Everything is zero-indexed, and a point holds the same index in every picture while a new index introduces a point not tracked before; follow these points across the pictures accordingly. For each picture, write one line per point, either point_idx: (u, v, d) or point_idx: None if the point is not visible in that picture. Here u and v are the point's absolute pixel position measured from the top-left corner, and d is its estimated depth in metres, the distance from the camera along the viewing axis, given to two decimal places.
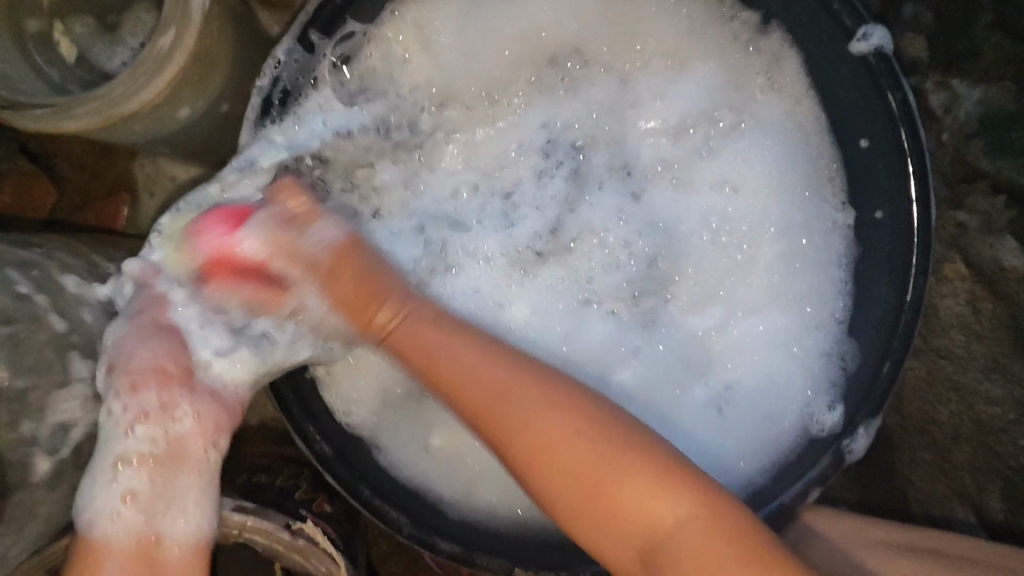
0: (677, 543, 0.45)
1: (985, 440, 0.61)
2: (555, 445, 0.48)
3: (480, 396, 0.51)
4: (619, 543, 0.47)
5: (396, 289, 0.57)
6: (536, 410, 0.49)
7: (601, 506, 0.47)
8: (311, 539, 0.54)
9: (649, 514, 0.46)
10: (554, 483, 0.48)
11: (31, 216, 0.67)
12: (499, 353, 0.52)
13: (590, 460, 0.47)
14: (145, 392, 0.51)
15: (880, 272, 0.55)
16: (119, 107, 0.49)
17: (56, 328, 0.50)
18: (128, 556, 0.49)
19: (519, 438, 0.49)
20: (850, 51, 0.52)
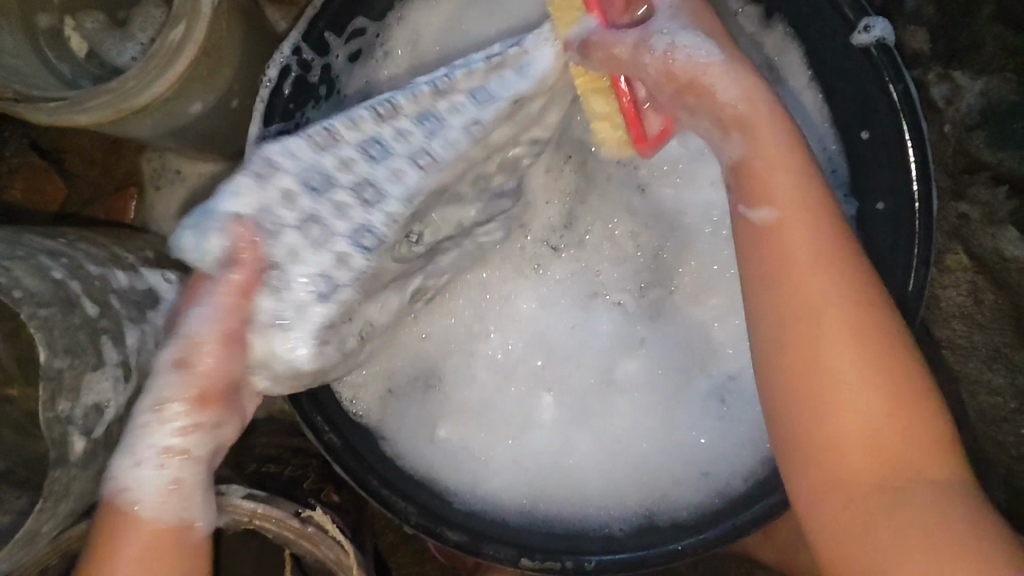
0: (925, 489, 0.41)
1: (984, 429, 0.63)
2: (834, 343, 0.43)
3: (794, 258, 0.45)
4: (854, 461, 0.42)
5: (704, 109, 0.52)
6: (843, 285, 0.44)
7: (835, 420, 0.43)
8: (321, 526, 0.55)
9: (896, 451, 0.42)
10: (807, 378, 0.44)
11: (44, 211, 0.68)
12: (817, 235, 0.45)
13: (866, 366, 0.43)
14: (207, 407, 0.50)
15: (881, 264, 0.55)
16: (133, 100, 0.50)
17: (87, 312, 0.50)
18: (156, 535, 0.48)
19: (824, 303, 0.44)
20: (853, 42, 0.52)
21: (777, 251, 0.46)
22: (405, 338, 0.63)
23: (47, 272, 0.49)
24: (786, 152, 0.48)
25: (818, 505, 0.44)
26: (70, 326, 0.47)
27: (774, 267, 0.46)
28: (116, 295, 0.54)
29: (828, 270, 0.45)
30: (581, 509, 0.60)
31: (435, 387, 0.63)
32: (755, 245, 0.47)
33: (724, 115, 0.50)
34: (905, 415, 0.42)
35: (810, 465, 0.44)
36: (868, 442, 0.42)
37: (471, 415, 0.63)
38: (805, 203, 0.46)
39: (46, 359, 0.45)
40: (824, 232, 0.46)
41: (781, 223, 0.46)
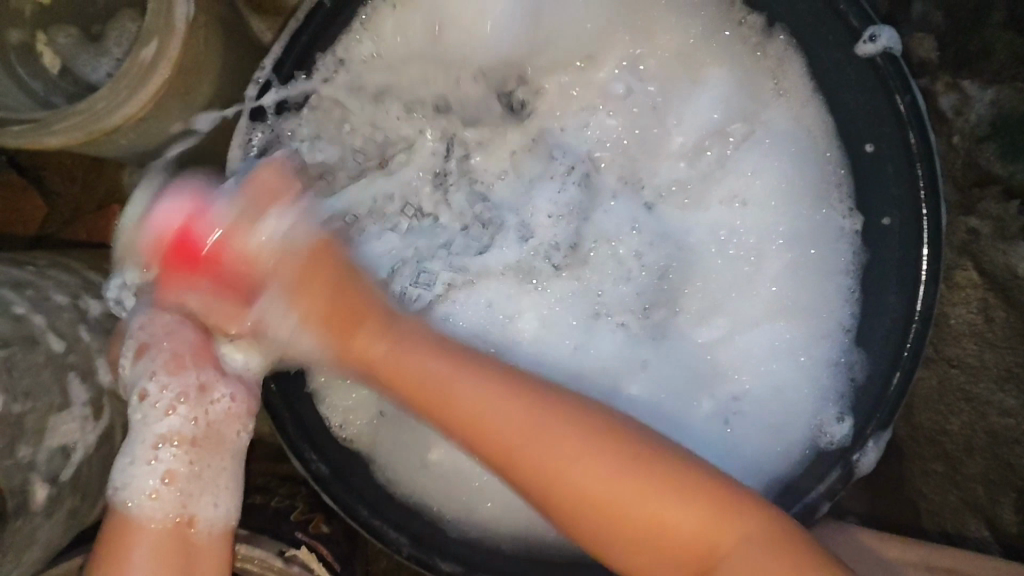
0: (735, 564, 0.44)
1: (996, 451, 0.60)
2: (531, 452, 0.47)
3: (467, 412, 0.49)
4: (653, 556, 0.46)
5: (231, 327, 0.52)
6: (568, 440, 0.47)
7: (605, 511, 0.45)
8: (305, 566, 0.53)
9: (664, 516, 0.45)
10: (567, 510, 0.46)
11: (24, 233, 0.66)
12: (462, 362, 0.51)
13: (602, 473, 0.46)
14: (185, 372, 0.51)
15: (891, 282, 0.53)
16: (104, 121, 0.48)
17: (53, 347, 0.49)
18: (161, 536, 0.50)
19: (518, 424, 0.48)
20: (856, 52, 0.50)
21: (449, 416, 0.49)
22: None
23: (10, 306, 0.47)
24: (480, 398, 0.49)
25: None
26: (33, 365, 0.46)
27: (494, 452, 0.48)
28: (87, 325, 0.53)
29: (523, 417, 0.48)
30: None
31: None
32: (386, 386, 0.52)
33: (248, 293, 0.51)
34: (686, 492, 0.45)
35: (626, 564, 0.46)
36: (682, 536, 0.45)
37: None
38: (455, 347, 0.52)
39: (5, 404, 0.44)
40: (490, 382, 0.49)
41: (469, 414, 0.48)
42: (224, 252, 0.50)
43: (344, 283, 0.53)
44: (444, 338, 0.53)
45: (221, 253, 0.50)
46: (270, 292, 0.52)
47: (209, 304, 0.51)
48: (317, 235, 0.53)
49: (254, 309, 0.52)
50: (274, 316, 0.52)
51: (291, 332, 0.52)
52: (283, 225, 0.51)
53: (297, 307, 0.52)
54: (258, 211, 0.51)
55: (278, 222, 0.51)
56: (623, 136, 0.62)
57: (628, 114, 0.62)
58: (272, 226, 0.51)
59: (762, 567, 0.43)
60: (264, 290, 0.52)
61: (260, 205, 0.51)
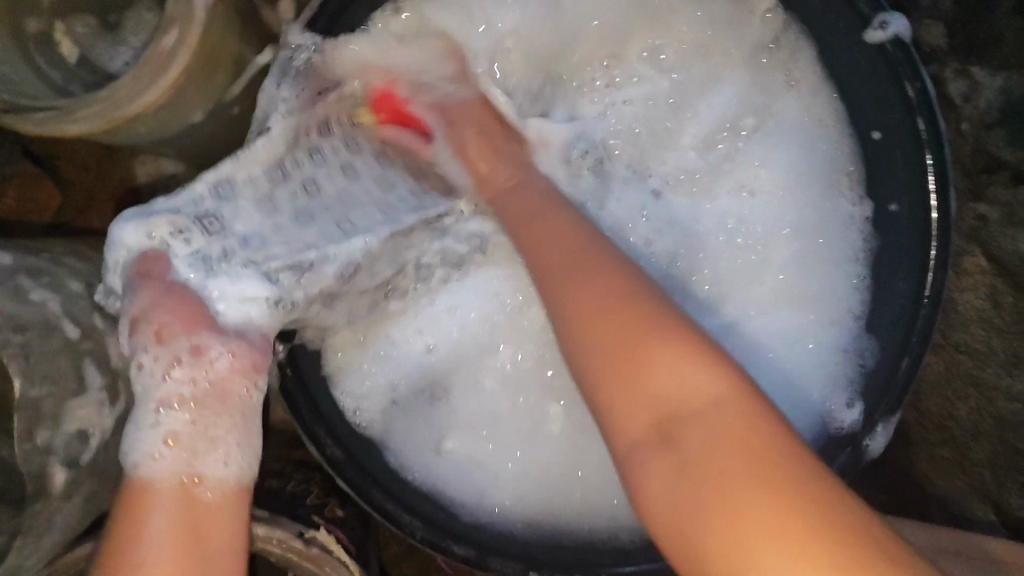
0: (708, 419, 0.40)
1: (1003, 436, 0.60)
2: (581, 291, 0.47)
3: (535, 223, 0.54)
4: (636, 418, 0.42)
5: (482, 180, 0.59)
6: (616, 296, 0.46)
7: (632, 359, 0.43)
8: (325, 547, 0.54)
9: (675, 389, 0.42)
10: (583, 359, 0.45)
11: (38, 221, 0.67)
12: (545, 201, 0.55)
13: (624, 319, 0.45)
14: (175, 339, 0.51)
15: (898, 267, 0.54)
16: (124, 109, 0.48)
17: (69, 335, 0.51)
18: (172, 497, 0.47)
19: (580, 305, 0.47)
20: (867, 39, 0.50)
21: (535, 241, 0.52)
22: (408, 349, 0.62)
23: (26, 294, 0.50)
24: (563, 231, 0.52)
25: (649, 472, 0.41)
26: (48, 351, 0.49)
27: (576, 251, 0.50)
28: (102, 314, 0.54)
29: (575, 253, 0.50)
30: (591, 523, 0.59)
31: (440, 399, 0.63)
32: (528, 234, 0.53)
33: (481, 139, 0.60)
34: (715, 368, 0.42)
35: (619, 416, 0.43)
36: (670, 394, 0.42)
37: (477, 427, 0.62)
38: (490, 138, 0.60)
39: (21, 390, 0.47)
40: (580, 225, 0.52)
41: (537, 225, 0.53)
42: (410, 112, 0.62)
43: (490, 132, 0.60)
44: (550, 194, 0.56)
45: (409, 114, 0.62)
46: (430, 129, 0.62)
47: (409, 144, 0.62)
48: (456, 103, 0.61)
49: (428, 150, 0.62)
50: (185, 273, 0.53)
51: (466, 185, 0.61)
52: (461, 96, 0.61)
53: (457, 141, 0.61)
54: (433, 92, 0.62)
55: (452, 151, 0.61)
56: (636, 126, 0.62)
57: (647, 108, 0.62)
58: (439, 148, 0.62)
59: (778, 474, 0.37)
60: (136, 293, 0.52)
61: (430, 84, 0.61)
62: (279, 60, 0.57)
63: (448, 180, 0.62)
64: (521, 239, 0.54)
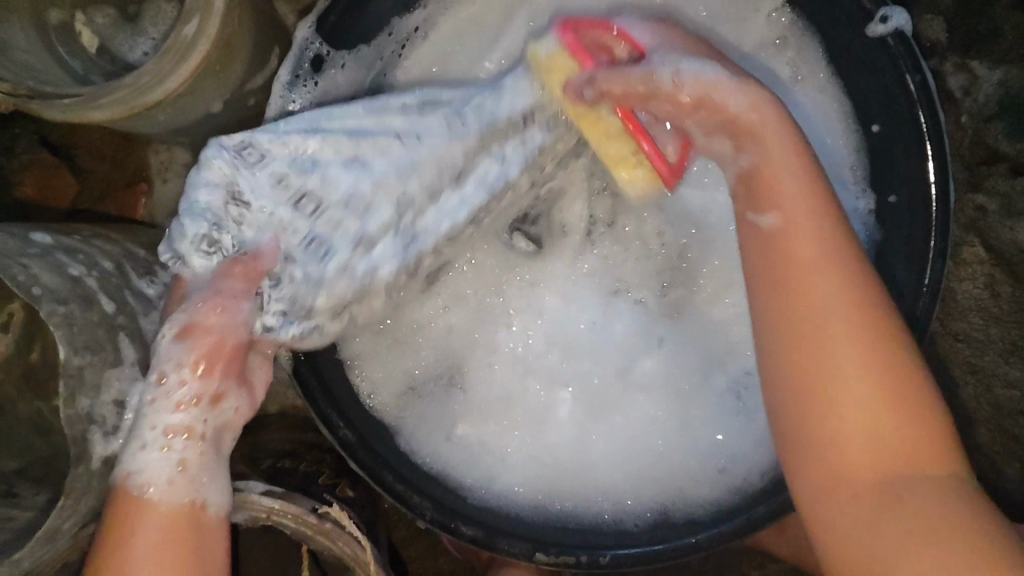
0: (935, 509, 0.43)
1: (1001, 422, 0.62)
2: (824, 292, 0.47)
3: (803, 272, 0.48)
4: (851, 468, 0.44)
5: (647, 61, 0.54)
6: (866, 328, 0.46)
7: (823, 384, 0.46)
8: (337, 522, 0.55)
9: (932, 463, 0.44)
10: (804, 363, 0.46)
11: (56, 207, 0.68)
12: (818, 228, 0.48)
13: (871, 372, 0.45)
14: (209, 377, 0.49)
15: (898, 256, 0.55)
16: (146, 97, 0.49)
17: (105, 309, 0.51)
18: (170, 519, 0.48)
19: (818, 286, 0.47)
20: (868, 34, 0.52)
21: (775, 198, 0.50)
22: (431, 336, 0.63)
23: (66, 268, 0.50)
24: (806, 196, 0.49)
25: (835, 490, 0.45)
26: (90, 323, 0.49)
27: (783, 263, 0.49)
28: (131, 291, 0.55)
29: (842, 298, 0.47)
30: (595, 503, 0.60)
31: (458, 386, 0.64)
32: (756, 194, 0.51)
33: (696, 96, 0.52)
34: (936, 459, 0.44)
35: (809, 449, 0.46)
36: (861, 445, 0.44)
37: (490, 410, 0.64)
38: (743, 128, 0.51)
39: (68, 355, 0.46)
40: (848, 267, 0.48)
41: (793, 253, 0.48)
42: (638, 78, 0.52)
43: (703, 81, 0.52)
44: (736, 112, 0.52)
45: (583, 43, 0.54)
46: (664, 51, 0.54)
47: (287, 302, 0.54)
48: (650, 26, 0.57)
49: (648, 66, 0.53)
50: (688, 67, 0.53)
51: (710, 70, 0.52)
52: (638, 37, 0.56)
53: (663, 48, 0.55)
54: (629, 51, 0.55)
55: (658, 48, 0.55)
56: None
57: None
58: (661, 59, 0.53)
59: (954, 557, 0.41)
60: (661, 48, 0.54)
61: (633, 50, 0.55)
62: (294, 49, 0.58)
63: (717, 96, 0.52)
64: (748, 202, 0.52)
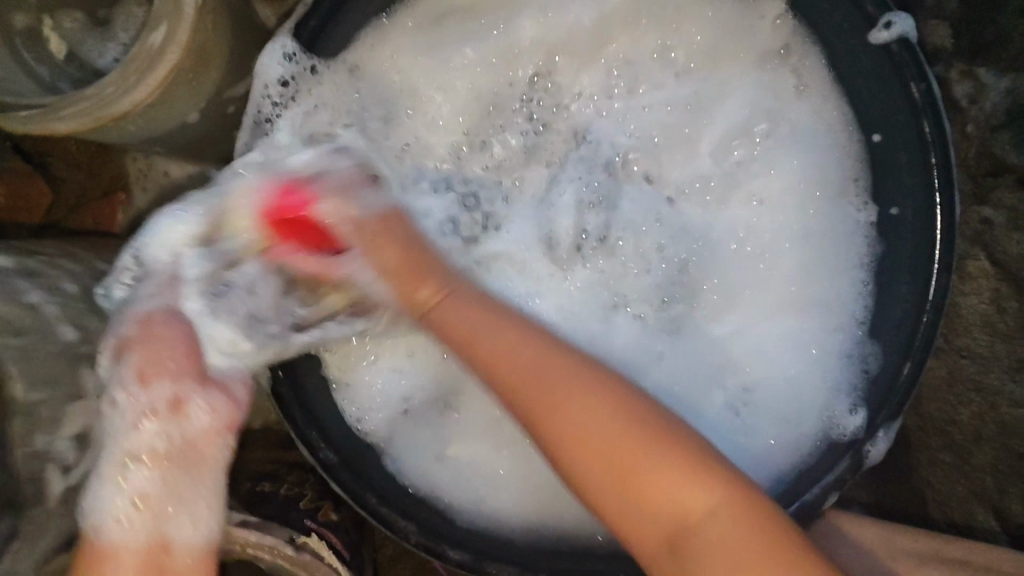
0: (710, 527, 0.43)
1: (1007, 441, 0.61)
2: (541, 380, 0.48)
3: (570, 446, 0.46)
4: (648, 533, 0.44)
5: (409, 299, 0.54)
6: (580, 381, 0.48)
7: (619, 463, 0.45)
8: (316, 553, 0.53)
9: (680, 505, 0.44)
10: (565, 459, 0.47)
11: (29, 220, 0.65)
12: (484, 310, 0.53)
13: (611, 419, 0.46)
14: (155, 385, 0.49)
15: (902, 272, 0.53)
16: (112, 107, 0.47)
17: (68, 338, 0.52)
18: (133, 565, 0.46)
19: (520, 365, 0.49)
20: (871, 40, 0.50)
21: (450, 328, 0.53)
22: (424, 358, 0.61)
23: (25, 296, 0.50)
24: (470, 295, 0.54)
25: (645, 553, 0.45)
26: (46, 357, 0.50)
27: (508, 383, 0.49)
28: (96, 317, 0.54)
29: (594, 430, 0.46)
30: (590, 527, 0.58)
31: (453, 408, 0.62)
32: (442, 327, 0.53)
33: (363, 231, 0.55)
34: (711, 480, 0.44)
35: (625, 527, 0.45)
36: (666, 499, 0.44)
37: (481, 433, 0.61)
38: (417, 259, 0.54)
39: (21, 392, 0.48)
40: (579, 397, 0.47)
41: (518, 378, 0.49)
42: (318, 220, 0.54)
43: (412, 247, 0.55)
44: (490, 300, 0.54)
45: (308, 219, 0.55)
46: (351, 254, 0.55)
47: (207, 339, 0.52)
48: (369, 219, 0.55)
49: (344, 265, 0.55)
50: (365, 280, 0.55)
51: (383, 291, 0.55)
52: (372, 206, 0.55)
53: (378, 263, 0.55)
54: (359, 192, 0.55)
55: (371, 267, 0.55)
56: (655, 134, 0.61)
57: (662, 112, 0.61)
58: (374, 203, 0.56)
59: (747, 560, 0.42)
60: (367, 206, 0.55)
61: (370, 183, 0.56)
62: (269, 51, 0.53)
63: (366, 300, 0.56)
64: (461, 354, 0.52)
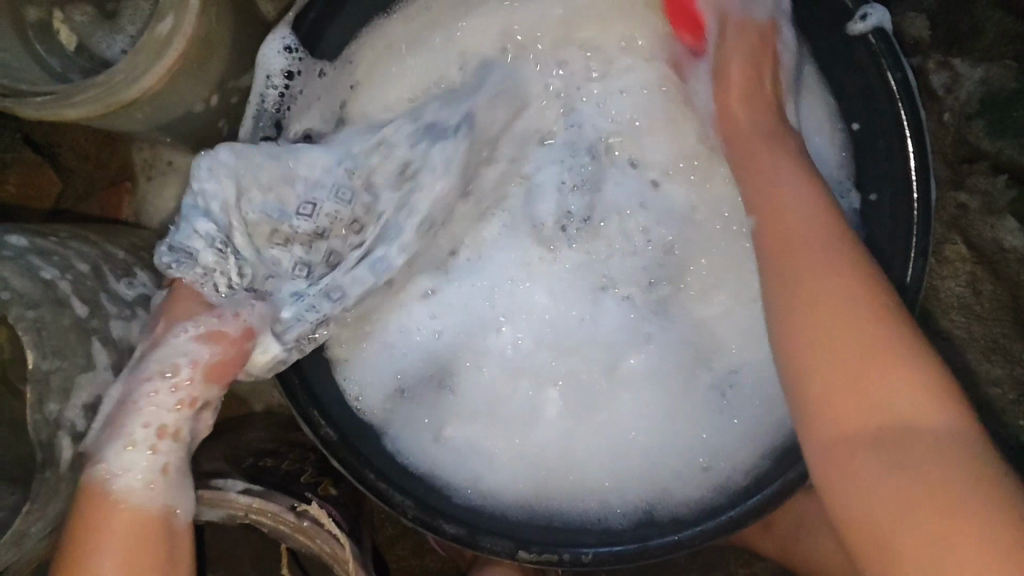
0: (931, 446, 0.40)
1: (984, 419, 0.64)
2: (806, 238, 0.47)
3: (828, 305, 0.44)
4: (858, 423, 0.42)
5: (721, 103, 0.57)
6: (840, 259, 0.46)
7: (859, 358, 0.42)
8: (316, 520, 0.55)
9: (905, 410, 0.41)
10: (799, 323, 0.45)
11: (39, 208, 0.68)
12: (794, 158, 0.51)
13: (865, 307, 0.44)
14: (205, 385, 0.50)
15: (881, 253, 0.55)
16: (122, 94, 0.49)
17: (78, 313, 0.51)
18: (144, 526, 0.48)
19: (790, 227, 0.48)
20: (849, 31, 0.52)
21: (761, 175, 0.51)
22: (418, 341, 0.62)
23: (38, 271, 0.50)
24: (790, 169, 0.51)
25: (840, 449, 0.42)
26: (60, 327, 0.49)
27: (777, 235, 0.48)
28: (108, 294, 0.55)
29: (855, 301, 0.44)
30: (583, 502, 0.60)
31: (449, 386, 0.63)
32: (745, 159, 0.53)
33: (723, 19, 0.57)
34: (950, 408, 0.41)
35: (827, 402, 0.43)
36: (893, 403, 0.41)
37: (481, 415, 0.63)
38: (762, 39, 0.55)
39: (34, 362, 0.47)
40: (854, 252, 0.46)
41: (786, 233, 0.48)
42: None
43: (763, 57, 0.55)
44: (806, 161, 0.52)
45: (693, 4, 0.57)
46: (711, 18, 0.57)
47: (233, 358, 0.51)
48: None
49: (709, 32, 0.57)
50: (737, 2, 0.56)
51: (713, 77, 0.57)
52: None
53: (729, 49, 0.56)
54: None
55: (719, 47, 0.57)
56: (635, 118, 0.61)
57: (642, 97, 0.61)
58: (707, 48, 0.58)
59: (981, 512, 0.38)
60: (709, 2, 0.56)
61: None
62: (271, 43, 0.56)
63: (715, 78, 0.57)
64: (747, 195, 0.52)
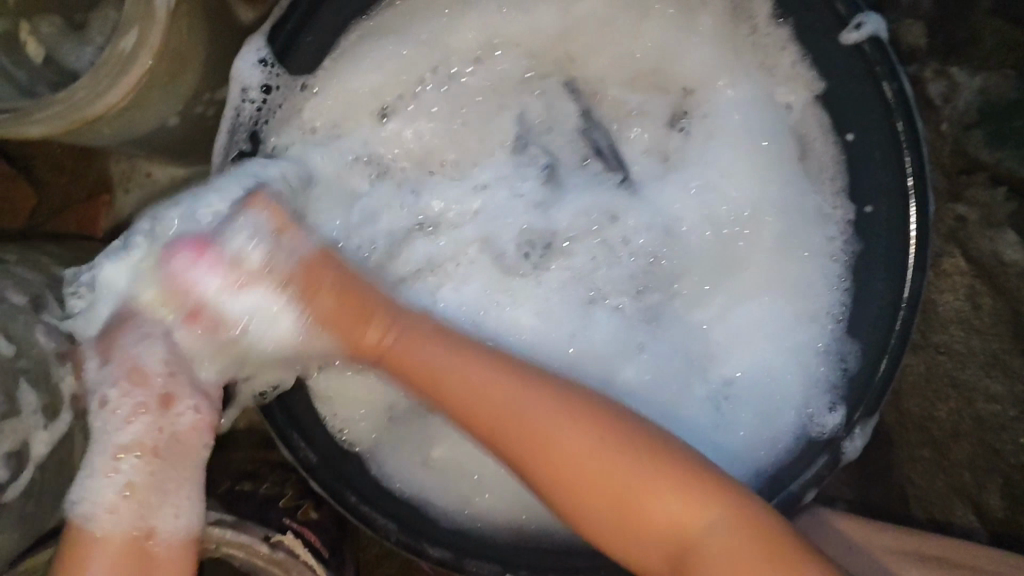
0: (707, 542, 0.45)
1: (984, 436, 0.60)
2: (525, 437, 0.48)
3: (558, 464, 0.47)
4: (649, 554, 0.46)
5: None
6: (560, 411, 0.48)
7: (613, 503, 0.46)
8: (290, 551, 0.53)
9: (653, 517, 0.46)
10: (573, 510, 0.47)
11: (13, 225, 0.67)
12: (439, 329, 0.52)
13: (593, 446, 0.47)
14: (147, 384, 0.50)
15: (876, 268, 0.53)
16: (84, 111, 0.48)
17: (8, 351, 0.50)
18: (121, 548, 0.47)
19: (490, 436, 0.49)
20: (843, 41, 0.50)
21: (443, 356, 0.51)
22: None
23: None
24: (457, 338, 0.52)
25: None
26: None
27: (510, 442, 0.49)
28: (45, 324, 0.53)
29: (589, 444, 0.47)
30: (569, 526, 0.58)
31: (432, 408, 0.62)
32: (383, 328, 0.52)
33: None
34: (700, 501, 0.46)
35: (639, 557, 0.47)
36: (655, 519, 0.46)
37: (465, 435, 0.61)
38: None
39: None
40: (549, 401, 0.48)
41: (504, 417, 0.49)
42: None
43: None
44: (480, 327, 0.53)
45: None
46: None
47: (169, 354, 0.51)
48: None
49: None
50: None
51: None
52: None
53: None
54: None
55: None
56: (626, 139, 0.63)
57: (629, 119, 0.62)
58: None
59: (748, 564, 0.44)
60: None
61: None
62: (244, 55, 0.54)
63: None
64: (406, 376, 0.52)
